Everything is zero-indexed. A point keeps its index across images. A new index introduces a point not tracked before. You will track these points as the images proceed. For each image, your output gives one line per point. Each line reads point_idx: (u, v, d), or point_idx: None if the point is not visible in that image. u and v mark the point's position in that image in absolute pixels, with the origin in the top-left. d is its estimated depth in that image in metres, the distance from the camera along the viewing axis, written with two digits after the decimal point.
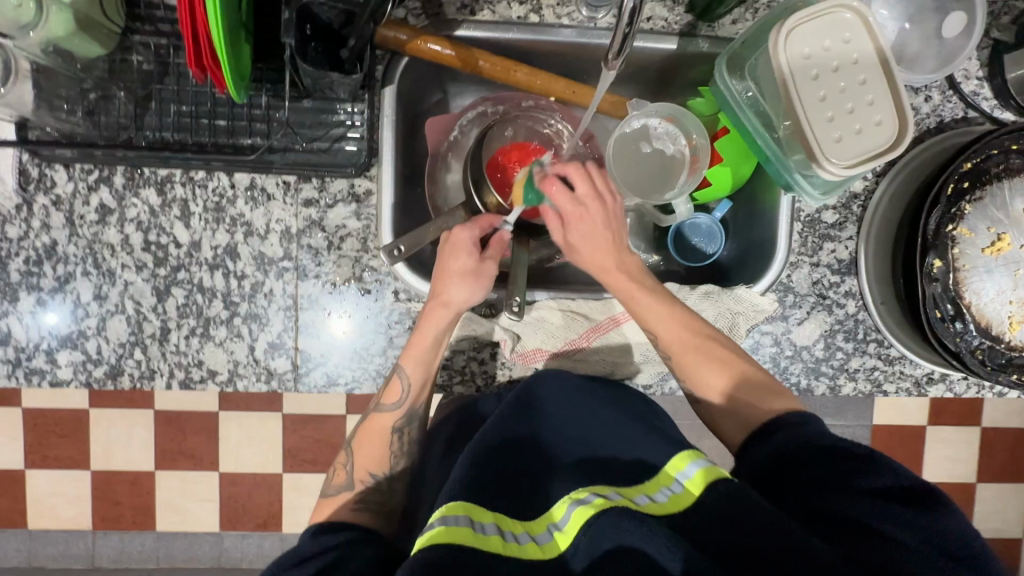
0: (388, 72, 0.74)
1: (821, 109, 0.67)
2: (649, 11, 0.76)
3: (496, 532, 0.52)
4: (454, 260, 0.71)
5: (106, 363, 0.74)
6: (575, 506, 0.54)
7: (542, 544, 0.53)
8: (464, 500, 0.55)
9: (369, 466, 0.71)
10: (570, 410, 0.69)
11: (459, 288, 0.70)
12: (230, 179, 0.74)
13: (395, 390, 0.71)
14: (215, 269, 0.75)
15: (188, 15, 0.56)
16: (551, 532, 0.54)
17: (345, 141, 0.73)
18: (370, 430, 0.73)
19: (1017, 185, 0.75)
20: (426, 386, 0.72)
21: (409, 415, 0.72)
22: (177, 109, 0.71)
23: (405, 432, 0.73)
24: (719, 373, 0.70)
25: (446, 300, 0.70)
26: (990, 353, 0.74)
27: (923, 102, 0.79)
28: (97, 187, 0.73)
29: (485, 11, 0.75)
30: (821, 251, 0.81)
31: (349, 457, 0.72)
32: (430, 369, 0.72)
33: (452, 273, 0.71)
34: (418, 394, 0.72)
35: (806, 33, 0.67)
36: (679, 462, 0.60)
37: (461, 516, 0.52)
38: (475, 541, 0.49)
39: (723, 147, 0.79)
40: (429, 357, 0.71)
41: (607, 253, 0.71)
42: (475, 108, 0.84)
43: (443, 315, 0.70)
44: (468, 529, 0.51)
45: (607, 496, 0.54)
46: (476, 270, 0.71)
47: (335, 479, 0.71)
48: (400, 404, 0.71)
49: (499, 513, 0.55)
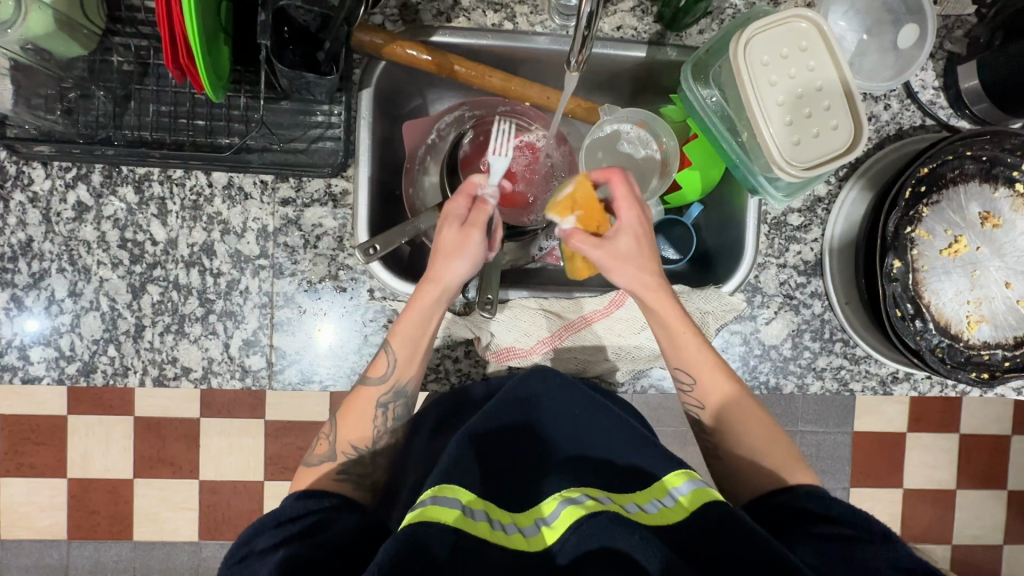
0: (365, 74, 0.76)
1: (781, 114, 0.69)
2: (618, 21, 0.79)
3: (484, 519, 0.53)
4: (441, 234, 0.69)
5: (79, 360, 0.74)
6: (565, 504, 0.55)
7: (527, 536, 0.54)
8: (458, 482, 0.55)
9: (352, 438, 0.69)
10: (568, 405, 0.68)
11: (455, 265, 0.68)
12: (208, 178, 0.75)
13: (381, 363, 0.70)
14: (192, 266, 0.75)
15: (166, 18, 0.57)
16: (538, 526, 0.55)
17: (322, 141, 0.75)
18: (353, 403, 0.70)
19: (972, 190, 0.78)
20: (413, 362, 0.70)
21: (396, 390, 0.70)
22: (156, 109, 0.73)
23: (390, 408, 0.71)
24: (722, 394, 0.71)
25: (440, 279, 0.69)
26: (949, 351, 0.76)
27: (883, 109, 0.82)
28: (74, 184, 0.74)
29: (461, 18, 0.77)
30: (787, 253, 0.83)
31: (332, 427, 0.70)
32: (417, 347, 0.70)
33: (443, 251, 0.69)
34: (403, 370, 0.70)
35: (764, 42, 0.70)
36: (674, 478, 0.58)
37: (455, 500, 0.53)
38: (462, 524, 0.51)
39: (692, 151, 0.82)
40: (417, 333, 0.70)
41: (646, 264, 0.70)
42: (453, 112, 0.86)
43: (433, 292, 0.69)
44: (459, 513, 0.52)
45: (598, 499, 0.55)
46: (465, 240, 0.69)
47: (317, 449, 0.69)
48: (384, 378, 0.70)
49: (490, 502, 0.56)
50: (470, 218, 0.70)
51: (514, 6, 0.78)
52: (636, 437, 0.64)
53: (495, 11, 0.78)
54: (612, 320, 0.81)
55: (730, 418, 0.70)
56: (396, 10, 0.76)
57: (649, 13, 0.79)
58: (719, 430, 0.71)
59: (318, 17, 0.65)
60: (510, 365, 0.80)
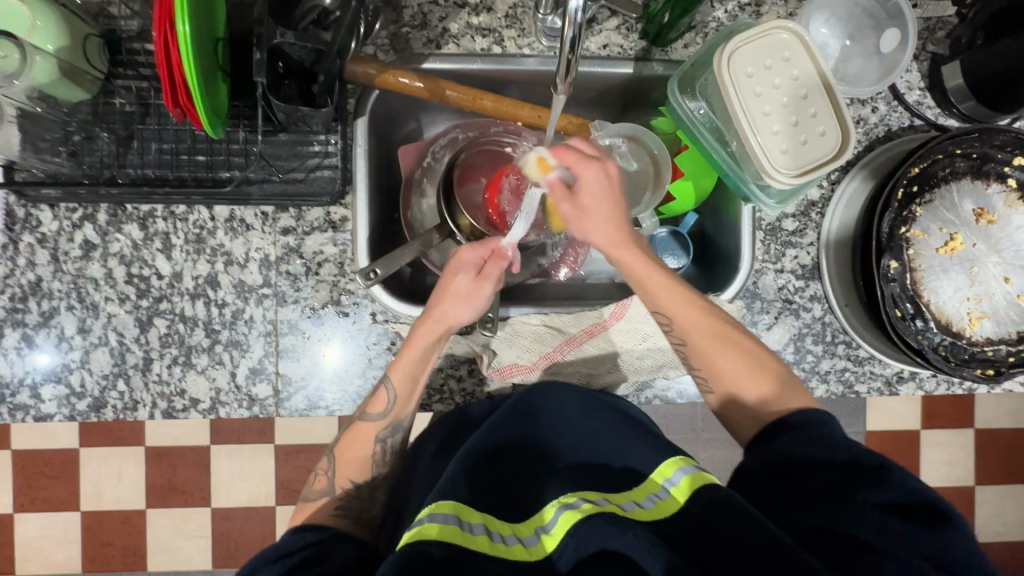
0: (359, 104, 0.78)
1: (767, 123, 0.70)
2: (604, 39, 0.81)
3: (484, 533, 0.53)
4: (452, 278, 0.70)
5: (89, 396, 0.76)
6: (563, 510, 0.55)
7: (528, 546, 0.54)
8: (453, 499, 0.55)
9: (351, 474, 0.70)
10: (571, 418, 0.69)
11: (459, 310, 0.70)
12: (210, 212, 0.77)
13: (382, 399, 0.71)
14: (197, 298, 0.77)
15: (164, 59, 0.59)
16: (539, 535, 0.55)
17: (320, 170, 0.77)
18: (352, 436, 0.71)
19: (964, 187, 0.79)
20: (412, 398, 0.72)
21: (394, 425, 0.71)
22: (158, 146, 0.75)
23: (389, 442, 0.72)
24: (749, 373, 0.67)
25: (445, 320, 0.70)
26: (952, 349, 0.76)
27: (871, 112, 0.83)
28: (81, 224, 0.76)
29: (450, 45, 0.79)
30: (784, 258, 0.83)
31: (331, 462, 0.71)
32: (416, 381, 0.71)
33: (449, 293, 0.70)
34: (403, 406, 0.71)
35: (747, 54, 0.70)
36: (666, 468, 0.60)
37: (450, 514, 0.53)
38: (463, 540, 0.51)
39: (684, 162, 0.83)
40: (417, 370, 0.71)
41: (613, 224, 0.67)
42: (447, 135, 0.88)
43: (437, 332, 0.70)
44: (457, 528, 0.52)
45: (594, 502, 0.55)
46: (476, 290, 0.70)
47: (316, 484, 0.70)
48: (384, 414, 0.71)
49: (489, 514, 0.57)
50: (484, 269, 0.71)
51: (503, 31, 0.80)
52: (628, 438, 0.65)
53: (483, 36, 0.80)
54: (613, 333, 0.81)
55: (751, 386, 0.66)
56: (387, 40, 0.78)
57: (633, 30, 0.81)
58: (737, 417, 0.68)
59: (311, 52, 0.66)
60: (514, 382, 0.80)
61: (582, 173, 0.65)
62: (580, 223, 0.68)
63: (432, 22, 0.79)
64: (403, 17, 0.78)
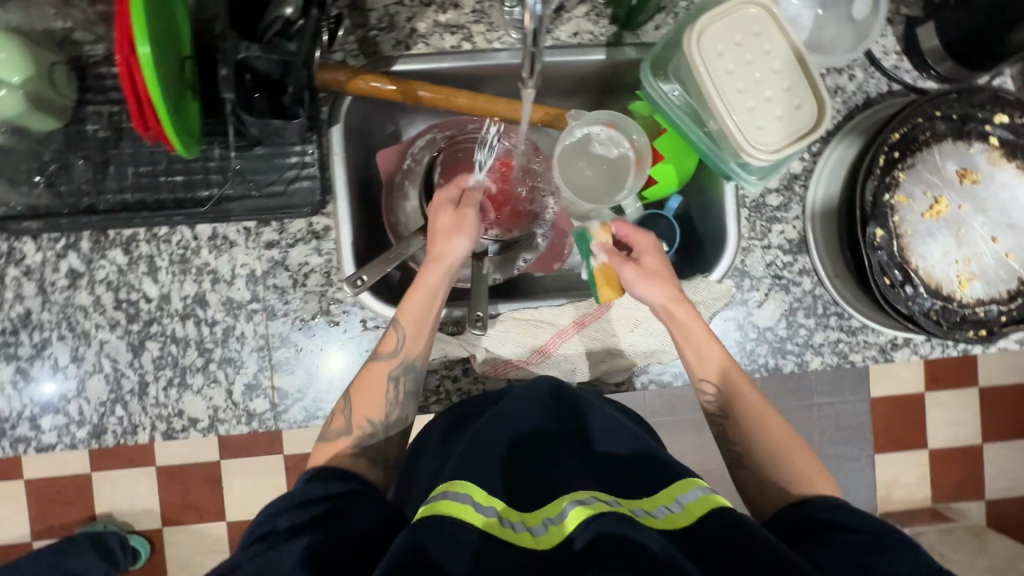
0: (333, 112, 0.77)
1: (741, 100, 0.69)
2: (574, 27, 0.80)
3: (495, 516, 0.54)
4: (437, 216, 0.73)
5: (89, 423, 0.76)
6: (574, 504, 0.53)
7: (535, 535, 0.52)
8: (467, 480, 0.56)
9: (367, 414, 0.70)
10: (568, 416, 0.69)
11: (453, 243, 0.71)
12: (193, 232, 0.77)
13: (391, 340, 0.71)
14: (187, 319, 0.77)
15: (129, 83, 0.59)
16: (546, 525, 0.53)
17: (299, 181, 0.77)
18: (367, 374, 0.71)
19: (947, 149, 0.78)
20: (422, 335, 0.72)
21: (407, 363, 0.71)
22: (134, 170, 0.75)
23: (402, 381, 0.72)
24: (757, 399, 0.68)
25: (443, 258, 0.71)
26: (944, 313, 0.76)
27: (848, 80, 0.83)
28: (65, 253, 0.76)
29: (420, 45, 0.79)
30: (770, 234, 0.83)
31: (347, 402, 0.70)
32: (426, 319, 0.72)
33: (440, 230, 0.72)
34: (414, 346, 0.71)
35: (716, 32, 0.69)
36: (681, 486, 0.57)
37: (464, 493, 0.54)
38: (476, 519, 0.52)
39: (663, 145, 0.83)
40: (426, 309, 0.72)
41: (672, 288, 0.71)
42: (424, 136, 0.88)
43: (439, 270, 0.71)
44: (469, 507, 0.53)
45: (606, 502, 0.54)
46: (463, 221, 0.73)
47: (333, 424, 0.69)
48: (394, 352, 0.71)
49: (501, 501, 0.57)
50: (462, 201, 0.75)
51: (471, 26, 0.79)
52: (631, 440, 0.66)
53: (452, 33, 0.79)
54: (604, 322, 0.82)
55: (734, 397, 0.68)
56: (356, 45, 0.78)
57: (603, 16, 0.80)
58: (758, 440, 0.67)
59: (277, 64, 0.64)
60: (508, 378, 0.80)
61: (636, 238, 0.75)
62: (642, 281, 0.71)
63: (400, 23, 0.78)
64: (369, 20, 0.78)
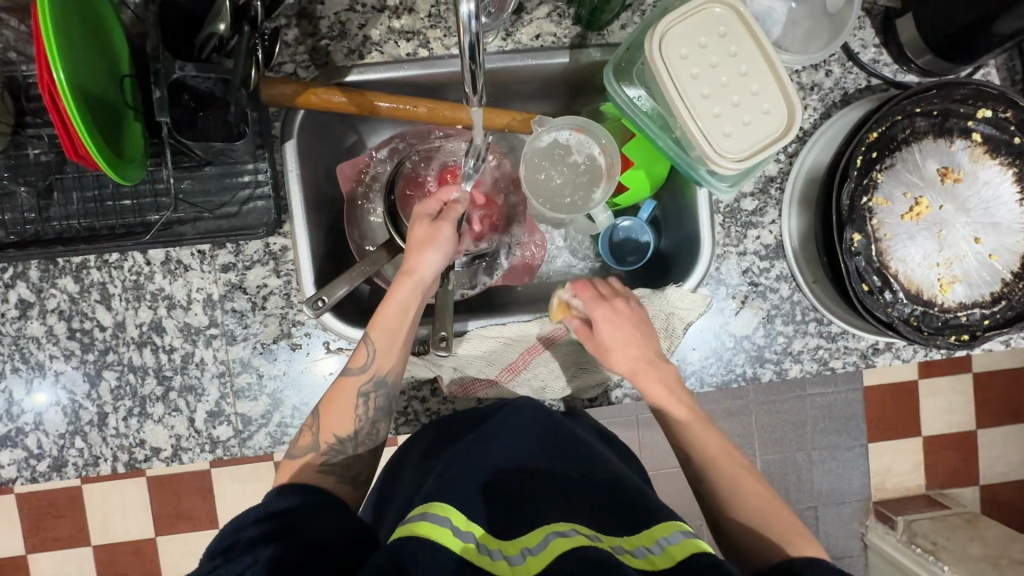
0: (285, 127, 0.74)
1: (707, 106, 0.65)
2: (536, 29, 0.76)
3: (473, 542, 0.52)
4: (414, 227, 0.70)
5: (48, 457, 0.74)
6: (554, 535, 0.51)
7: (512, 564, 0.50)
8: (448, 501, 0.55)
9: (334, 428, 0.65)
10: (550, 446, 0.66)
11: (427, 255, 0.68)
12: (145, 257, 0.74)
13: (361, 354, 0.66)
14: (144, 346, 0.75)
15: (54, 109, 0.56)
16: (524, 555, 0.51)
17: (253, 201, 0.74)
18: (334, 394, 0.66)
19: (927, 147, 0.75)
20: (393, 350, 0.67)
21: (379, 378, 0.66)
22: (80, 195, 0.72)
23: (372, 397, 0.67)
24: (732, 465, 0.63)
25: (414, 271, 0.68)
26: (924, 318, 0.74)
27: (825, 76, 0.79)
28: (13, 283, 0.73)
29: (374, 53, 0.75)
30: (746, 239, 0.80)
31: (314, 418, 0.65)
32: (397, 338, 0.67)
33: (416, 242, 0.69)
34: (386, 361, 0.67)
35: (680, 33, 0.66)
36: (665, 527, 0.53)
37: (445, 516, 0.52)
38: (453, 544, 0.50)
39: (633, 150, 0.80)
40: (397, 324, 0.67)
41: (633, 336, 0.69)
42: (386, 146, 0.85)
43: (410, 283, 0.68)
44: (449, 531, 0.51)
45: (588, 536, 0.51)
46: (438, 232, 0.69)
47: (300, 441, 0.64)
48: (366, 366, 0.66)
49: (482, 527, 0.54)
50: (442, 213, 0.71)
51: (427, 32, 0.75)
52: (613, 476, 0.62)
53: (408, 40, 0.75)
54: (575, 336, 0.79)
55: (710, 459, 0.64)
56: (307, 56, 0.74)
57: (566, 16, 0.76)
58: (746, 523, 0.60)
59: (217, 83, 0.61)
60: (478, 397, 0.78)
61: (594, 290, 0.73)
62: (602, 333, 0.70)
63: (352, 30, 0.74)
64: (319, 28, 0.74)
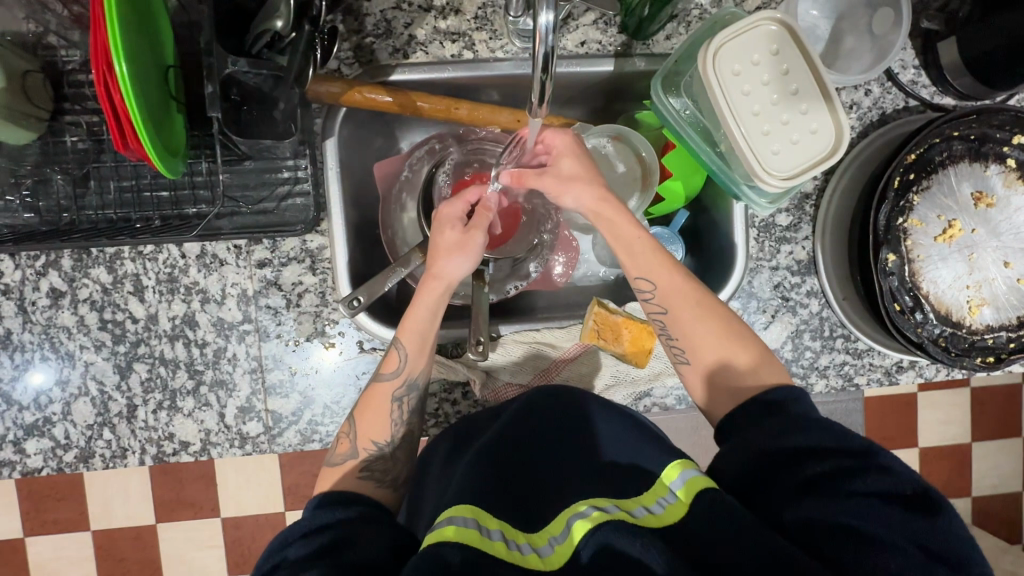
0: (327, 124, 0.73)
1: (756, 124, 0.66)
2: (581, 36, 0.76)
3: (501, 539, 0.51)
4: (441, 235, 0.69)
5: (75, 447, 0.74)
6: (575, 519, 0.52)
7: (543, 556, 0.51)
8: (472, 503, 0.54)
9: (372, 435, 0.65)
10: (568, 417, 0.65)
11: (455, 262, 0.67)
12: (180, 250, 0.73)
13: (392, 359, 0.67)
14: (176, 340, 0.74)
15: (106, 100, 0.54)
16: (552, 544, 0.52)
17: (291, 198, 0.74)
18: (368, 399, 0.67)
19: (962, 170, 0.76)
20: (424, 352, 0.67)
21: (410, 382, 0.67)
22: (116, 185, 0.71)
23: (406, 401, 0.67)
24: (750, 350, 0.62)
25: (442, 276, 0.67)
26: (952, 339, 0.75)
27: (864, 96, 0.80)
28: (45, 271, 0.72)
29: (419, 53, 0.75)
30: (779, 254, 0.81)
31: (350, 425, 0.66)
32: (428, 338, 0.68)
33: (442, 248, 0.68)
34: (418, 363, 0.67)
35: (733, 49, 0.66)
36: (669, 471, 0.55)
37: (469, 517, 0.52)
38: (483, 545, 0.49)
39: (673, 161, 0.79)
40: (426, 328, 0.67)
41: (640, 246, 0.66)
42: (424, 145, 0.84)
43: (435, 288, 0.67)
44: (477, 531, 0.51)
45: (605, 510, 0.52)
46: (468, 240, 0.68)
47: (338, 448, 0.64)
48: (399, 372, 0.66)
49: (505, 518, 0.54)
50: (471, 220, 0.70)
51: (472, 34, 0.75)
52: (637, 439, 0.61)
53: (453, 41, 0.75)
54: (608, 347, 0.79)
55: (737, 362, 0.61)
56: (351, 52, 0.73)
57: (612, 24, 0.76)
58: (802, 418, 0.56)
59: (268, 78, 0.62)
60: None
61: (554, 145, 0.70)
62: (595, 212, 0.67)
63: (397, 29, 0.74)
64: (365, 25, 0.73)
